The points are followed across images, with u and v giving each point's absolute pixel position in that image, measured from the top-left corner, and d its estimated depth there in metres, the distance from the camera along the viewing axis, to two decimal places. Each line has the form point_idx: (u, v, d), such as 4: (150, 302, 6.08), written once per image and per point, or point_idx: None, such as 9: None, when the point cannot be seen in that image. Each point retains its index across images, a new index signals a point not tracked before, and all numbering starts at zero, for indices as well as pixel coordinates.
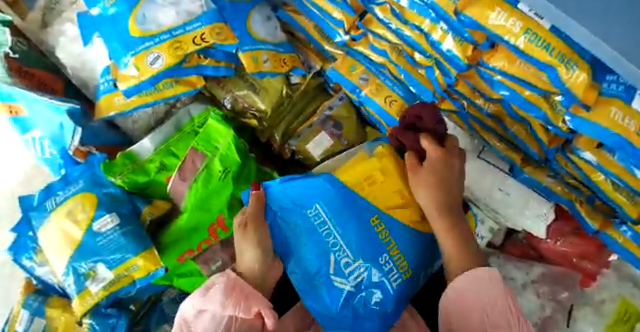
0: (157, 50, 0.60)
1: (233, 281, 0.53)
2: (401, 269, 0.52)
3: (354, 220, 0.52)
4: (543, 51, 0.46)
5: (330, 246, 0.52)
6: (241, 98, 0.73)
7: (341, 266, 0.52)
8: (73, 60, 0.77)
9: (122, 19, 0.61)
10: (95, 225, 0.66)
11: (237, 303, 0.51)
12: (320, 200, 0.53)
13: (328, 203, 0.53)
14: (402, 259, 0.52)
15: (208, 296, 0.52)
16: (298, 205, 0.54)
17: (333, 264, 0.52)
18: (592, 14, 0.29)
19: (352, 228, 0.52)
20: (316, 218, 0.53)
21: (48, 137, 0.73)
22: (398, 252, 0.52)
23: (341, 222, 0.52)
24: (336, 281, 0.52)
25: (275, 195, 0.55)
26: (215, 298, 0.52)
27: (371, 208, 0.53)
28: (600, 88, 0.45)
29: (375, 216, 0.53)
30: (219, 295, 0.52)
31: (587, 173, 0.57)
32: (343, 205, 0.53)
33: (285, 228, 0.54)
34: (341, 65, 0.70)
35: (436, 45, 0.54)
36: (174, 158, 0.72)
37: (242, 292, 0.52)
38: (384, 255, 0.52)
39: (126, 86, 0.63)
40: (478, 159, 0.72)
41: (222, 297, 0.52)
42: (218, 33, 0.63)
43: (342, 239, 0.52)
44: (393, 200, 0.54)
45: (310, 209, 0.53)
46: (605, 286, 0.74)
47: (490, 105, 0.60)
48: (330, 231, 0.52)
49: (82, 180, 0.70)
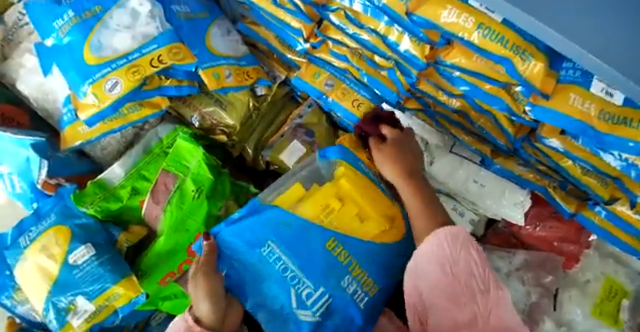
0: (115, 76, 0.60)
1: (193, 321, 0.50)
2: (366, 288, 0.54)
3: (311, 250, 0.52)
4: (497, 44, 0.46)
5: (289, 280, 0.51)
6: (209, 115, 0.73)
7: (303, 298, 0.51)
8: (35, 91, 0.76)
9: (77, 48, 0.60)
10: (71, 258, 0.65)
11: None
12: (273, 237, 0.53)
13: (281, 239, 0.53)
14: (366, 277, 0.54)
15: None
16: (249, 245, 0.52)
17: (295, 297, 0.51)
18: (552, 17, 0.30)
19: (309, 258, 0.52)
20: (271, 256, 0.52)
21: (15, 172, 0.71)
22: (361, 270, 0.54)
23: (297, 254, 0.52)
24: (301, 314, 0.51)
25: (226, 240, 0.53)
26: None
27: (328, 233, 0.54)
28: (558, 76, 0.47)
29: (332, 239, 0.54)
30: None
31: (555, 160, 0.59)
32: (294, 237, 0.53)
33: (242, 269, 0.52)
34: (305, 73, 0.69)
35: (394, 47, 0.54)
36: (146, 181, 0.71)
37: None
38: (346, 275, 0.53)
39: (86, 116, 0.62)
40: (450, 154, 0.72)
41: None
42: (175, 53, 0.62)
43: (300, 271, 0.51)
44: (354, 224, 0.56)
45: (264, 247, 0.52)
46: (588, 266, 0.75)
47: (455, 101, 0.60)
48: (287, 265, 0.52)
49: (54, 214, 0.68)
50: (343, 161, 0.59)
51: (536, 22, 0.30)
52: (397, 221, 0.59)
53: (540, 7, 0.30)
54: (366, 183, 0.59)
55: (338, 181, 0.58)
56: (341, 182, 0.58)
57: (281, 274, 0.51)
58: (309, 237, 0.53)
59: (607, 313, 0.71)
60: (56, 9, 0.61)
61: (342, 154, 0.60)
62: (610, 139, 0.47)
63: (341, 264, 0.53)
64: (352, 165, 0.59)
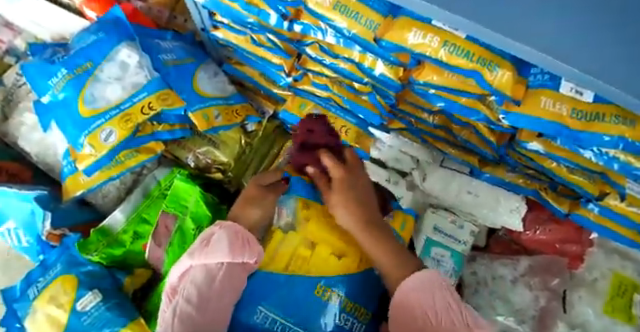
0: (109, 127, 0.63)
1: (206, 265, 0.51)
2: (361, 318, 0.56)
3: (301, 300, 0.55)
4: (464, 59, 0.49)
5: None
6: (203, 155, 0.74)
7: None
8: (35, 146, 0.79)
9: (72, 103, 0.63)
10: (79, 304, 0.66)
11: (248, 242, 0.52)
12: (263, 301, 0.54)
13: (270, 301, 0.54)
14: (359, 309, 0.56)
15: (212, 246, 0.51)
16: (244, 313, 0.54)
17: None
18: (505, 25, 0.32)
19: (301, 309, 0.54)
20: (266, 320, 0.54)
21: (21, 227, 0.74)
22: (352, 304, 0.56)
23: (290, 312, 0.54)
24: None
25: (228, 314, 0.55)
26: (221, 246, 0.51)
27: (314, 280, 0.56)
28: (527, 82, 0.50)
29: (319, 285, 0.55)
30: (225, 244, 0.51)
31: (539, 162, 0.60)
32: (283, 296, 0.55)
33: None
34: (291, 105, 0.72)
35: (369, 72, 0.57)
36: (147, 224, 0.73)
37: (245, 239, 0.52)
38: (342, 315, 0.55)
39: (85, 165, 0.65)
40: (441, 168, 0.73)
41: (229, 247, 0.51)
42: (164, 99, 0.65)
43: (296, 324, 0.54)
44: (333, 264, 0.57)
45: (257, 313, 0.54)
46: (594, 264, 0.75)
47: (435, 117, 0.62)
48: (284, 325, 0.54)
49: (60, 264, 0.70)
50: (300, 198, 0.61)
51: (498, 34, 0.31)
52: None
53: (493, 17, 0.32)
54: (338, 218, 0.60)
55: (306, 225, 0.59)
56: (308, 227, 0.59)
57: None
58: (296, 290, 0.55)
59: (619, 310, 0.71)
60: (50, 67, 0.64)
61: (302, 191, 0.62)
62: (585, 136, 0.49)
63: (333, 305, 0.55)
64: (309, 198, 0.61)
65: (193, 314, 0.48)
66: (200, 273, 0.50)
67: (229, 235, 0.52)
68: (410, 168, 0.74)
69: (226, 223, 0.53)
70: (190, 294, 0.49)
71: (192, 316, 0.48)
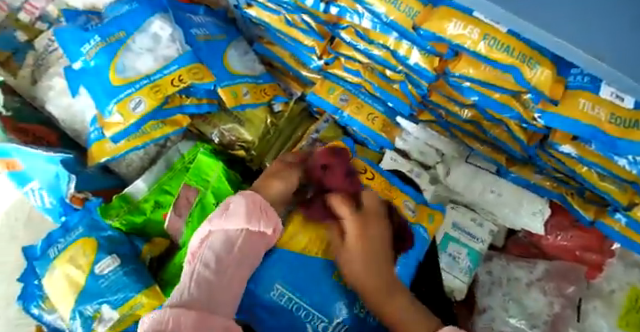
0: (138, 95, 0.63)
1: (225, 230, 0.46)
2: None
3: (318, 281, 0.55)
4: (504, 53, 0.47)
5: (303, 317, 0.54)
6: (228, 131, 0.74)
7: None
8: (62, 112, 0.80)
9: (103, 70, 0.64)
10: (98, 267, 0.68)
11: (264, 211, 0.50)
12: (281, 278, 0.54)
13: (288, 279, 0.54)
14: None
15: (230, 211, 0.48)
16: (260, 289, 0.54)
17: None
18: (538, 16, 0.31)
19: (316, 291, 0.54)
20: (282, 298, 0.54)
21: (45, 188, 0.75)
22: None
23: (307, 292, 0.54)
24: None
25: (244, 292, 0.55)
26: (239, 212, 0.48)
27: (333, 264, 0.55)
28: (566, 83, 0.48)
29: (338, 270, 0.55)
30: (243, 211, 0.48)
31: (570, 166, 0.58)
32: (300, 275, 0.55)
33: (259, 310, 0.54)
34: (319, 89, 0.71)
35: (404, 60, 0.56)
36: (168, 195, 0.74)
37: (261, 208, 0.50)
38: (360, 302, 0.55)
39: (112, 132, 0.66)
40: (465, 164, 0.71)
41: (246, 212, 0.48)
42: (195, 73, 0.65)
43: (312, 307, 0.54)
44: None
45: (273, 290, 0.54)
46: (613, 275, 0.73)
47: (467, 111, 0.61)
48: (300, 304, 0.54)
49: (82, 226, 0.71)
50: None
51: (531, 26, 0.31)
52: None
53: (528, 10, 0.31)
54: None
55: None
56: None
57: (295, 313, 0.54)
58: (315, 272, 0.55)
59: (634, 325, 0.69)
60: (83, 35, 0.65)
61: None
62: (622, 143, 0.47)
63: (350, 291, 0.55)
64: None
65: (211, 278, 0.42)
66: (220, 235, 0.46)
67: (247, 203, 0.49)
68: (434, 162, 0.73)
69: (244, 194, 0.51)
70: (208, 258, 0.43)
71: (209, 280, 0.42)
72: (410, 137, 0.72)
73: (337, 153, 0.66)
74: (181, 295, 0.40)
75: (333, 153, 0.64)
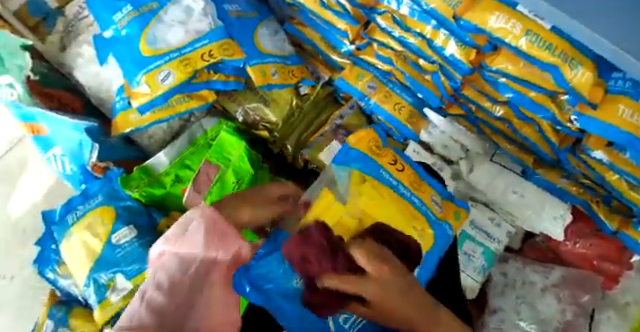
0: (168, 68, 0.63)
1: (178, 254, 0.47)
2: None
3: None
4: (545, 51, 0.46)
5: None
6: (252, 110, 0.74)
7: (341, 322, 0.52)
8: (90, 79, 0.81)
9: (134, 40, 0.63)
10: (114, 237, 0.69)
11: (223, 233, 0.51)
12: None
13: None
14: None
15: (187, 237, 0.49)
16: (283, 273, 0.50)
17: (333, 323, 0.52)
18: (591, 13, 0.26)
19: None
20: (306, 286, 0.50)
21: (68, 155, 0.76)
22: None
23: None
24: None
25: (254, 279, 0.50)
26: (196, 240, 0.49)
27: None
28: (606, 87, 0.46)
29: None
30: (200, 239, 0.49)
31: (600, 172, 0.57)
32: None
33: (279, 298, 0.50)
34: (348, 74, 0.70)
35: (440, 51, 0.54)
36: (189, 170, 0.73)
37: (221, 232, 0.51)
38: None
39: (139, 103, 0.65)
40: (490, 162, 0.70)
41: (204, 239, 0.49)
42: (226, 49, 0.65)
43: None
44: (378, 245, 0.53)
45: (297, 278, 0.50)
46: (630, 288, 0.72)
47: (499, 108, 0.59)
48: None
49: (101, 195, 0.73)
50: (352, 170, 0.58)
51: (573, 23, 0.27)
52: (420, 219, 0.57)
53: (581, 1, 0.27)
54: (392, 196, 0.57)
55: (358, 199, 0.55)
56: (359, 202, 0.55)
57: None
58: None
59: None
60: (116, 3, 0.65)
61: (355, 162, 0.59)
62: None
63: None
64: (364, 172, 0.58)
65: (162, 301, 0.43)
66: (174, 258, 0.47)
67: (208, 227, 0.50)
68: (458, 158, 0.70)
69: (203, 211, 0.51)
70: (161, 280, 0.45)
71: (161, 304, 0.43)
72: (436, 130, 0.70)
73: (365, 144, 0.60)
74: (131, 320, 0.41)
75: (366, 141, 0.61)
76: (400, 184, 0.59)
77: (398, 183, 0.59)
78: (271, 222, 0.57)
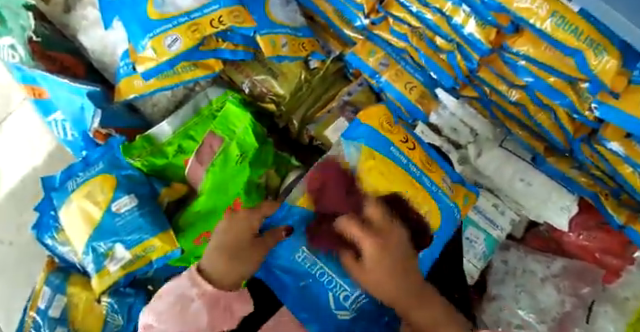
0: (175, 33, 0.61)
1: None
2: None
3: None
4: (570, 35, 0.43)
5: (325, 284, 0.54)
6: (260, 83, 0.72)
7: (340, 299, 0.54)
8: (95, 43, 0.78)
9: (142, 2, 0.62)
10: (114, 206, 0.68)
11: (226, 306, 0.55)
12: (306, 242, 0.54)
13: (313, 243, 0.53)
14: None
15: (189, 319, 0.52)
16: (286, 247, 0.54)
17: (333, 300, 0.54)
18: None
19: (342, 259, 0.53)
20: (306, 262, 0.54)
21: (69, 120, 0.76)
22: None
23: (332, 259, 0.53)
24: (339, 313, 0.54)
25: None
26: (201, 319, 0.52)
27: None
28: (630, 76, 0.43)
29: None
30: (206, 319, 0.53)
31: (614, 165, 0.55)
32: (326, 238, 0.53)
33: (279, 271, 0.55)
34: (360, 50, 0.68)
35: (458, 29, 0.52)
36: (192, 141, 0.71)
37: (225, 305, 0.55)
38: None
39: (144, 69, 0.64)
40: (499, 148, 0.68)
41: (208, 318, 0.53)
42: (235, 16, 0.62)
43: (336, 275, 0.53)
44: None
45: (298, 253, 0.54)
46: (631, 283, 0.70)
47: (515, 92, 0.57)
48: (323, 270, 0.53)
49: (102, 163, 0.72)
50: (362, 146, 0.55)
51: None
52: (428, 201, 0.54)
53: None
54: (402, 175, 0.54)
55: (367, 176, 0.53)
56: (367, 180, 0.53)
57: (319, 279, 0.54)
58: None
59: None
60: None
61: (363, 138, 0.56)
62: None
63: None
64: (374, 149, 0.55)
65: None
66: None
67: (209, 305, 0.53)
68: (466, 142, 0.69)
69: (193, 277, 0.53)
70: None
71: None
72: (446, 113, 0.69)
73: (376, 121, 0.58)
74: None
75: (377, 117, 0.59)
76: (411, 163, 0.56)
77: (409, 162, 0.56)
78: (249, 244, 0.53)
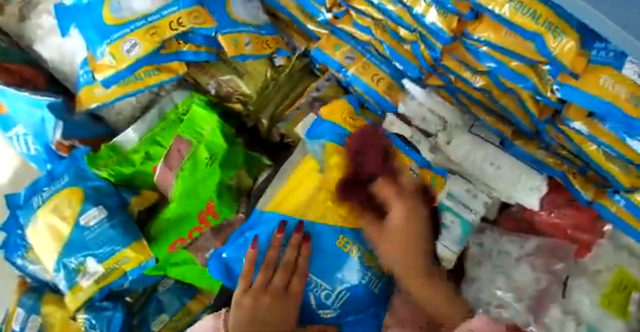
0: (134, 38, 0.59)
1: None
2: (377, 273, 0.57)
3: (324, 246, 0.55)
4: (529, 19, 0.44)
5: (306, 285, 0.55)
6: (225, 82, 0.71)
7: (323, 298, 0.55)
8: (53, 52, 0.75)
9: (96, 7, 0.59)
10: (83, 219, 0.66)
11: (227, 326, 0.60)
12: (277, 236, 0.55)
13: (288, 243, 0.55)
14: (379, 266, 0.56)
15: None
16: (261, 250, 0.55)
17: (316, 298, 0.56)
18: None
19: (320, 257, 0.55)
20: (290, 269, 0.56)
21: (30, 133, 0.73)
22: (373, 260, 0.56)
23: (314, 262, 0.55)
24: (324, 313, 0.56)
25: (234, 258, 0.55)
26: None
27: (335, 231, 0.55)
28: (589, 57, 0.45)
29: (340, 237, 0.55)
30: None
31: (578, 144, 0.57)
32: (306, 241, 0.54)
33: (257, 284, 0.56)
34: (325, 44, 0.68)
35: (420, 19, 0.52)
36: (159, 147, 0.69)
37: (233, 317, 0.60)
38: (356, 268, 0.55)
39: (103, 76, 0.62)
40: (468, 133, 0.69)
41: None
42: (195, 17, 0.61)
43: (316, 275, 0.55)
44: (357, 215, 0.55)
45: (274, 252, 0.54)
46: (601, 255, 0.72)
47: (479, 79, 0.58)
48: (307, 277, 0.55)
49: (68, 176, 0.69)
50: (329, 142, 0.57)
51: None
52: None
53: None
54: None
55: (335, 172, 0.55)
56: (334, 177, 0.55)
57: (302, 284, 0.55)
58: (321, 244, 0.55)
59: (616, 305, 0.68)
60: None
61: (332, 134, 0.58)
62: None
63: (353, 259, 0.55)
64: (341, 145, 0.57)
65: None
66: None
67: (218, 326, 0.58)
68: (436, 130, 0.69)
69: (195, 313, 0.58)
70: None
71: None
72: (414, 102, 0.67)
73: (338, 116, 0.59)
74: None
75: (339, 112, 0.59)
76: None
77: None
78: (262, 291, 0.53)
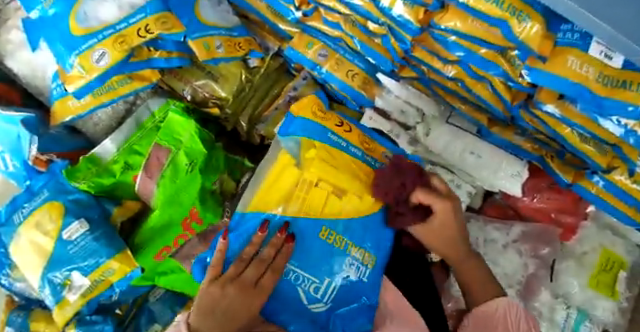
0: (102, 47, 0.59)
1: None
2: (366, 262, 0.54)
3: (306, 241, 0.52)
4: (493, 6, 0.44)
5: (292, 281, 0.52)
6: (200, 88, 0.71)
7: (312, 293, 0.52)
8: (24, 67, 0.75)
9: (62, 19, 0.59)
10: (65, 233, 0.65)
11: None
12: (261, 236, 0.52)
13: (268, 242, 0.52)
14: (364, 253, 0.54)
15: None
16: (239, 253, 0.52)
17: (304, 295, 0.52)
18: None
19: (307, 251, 0.52)
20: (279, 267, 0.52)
21: (7, 151, 0.72)
22: (359, 247, 0.54)
23: (299, 258, 0.52)
24: (313, 307, 0.52)
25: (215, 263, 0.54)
26: None
27: (317, 223, 0.53)
28: (555, 39, 0.46)
29: (323, 229, 0.53)
30: None
31: (553, 127, 0.57)
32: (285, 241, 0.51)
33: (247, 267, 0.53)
34: (298, 43, 0.67)
35: (387, 12, 0.51)
36: (139, 155, 0.69)
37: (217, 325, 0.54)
38: (345, 259, 0.53)
39: (75, 88, 0.61)
40: (446, 124, 0.70)
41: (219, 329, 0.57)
42: (163, 22, 0.61)
43: (301, 269, 0.52)
44: (334, 204, 0.54)
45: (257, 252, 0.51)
46: (586, 237, 0.74)
47: (451, 68, 0.58)
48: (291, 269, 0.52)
49: (47, 190, 0.68)
50: (302, 137, 0.57)
51: None
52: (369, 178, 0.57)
53: None
54: (349, 160, 0.57)
55: (311, 166, 0.54)
56: (311, 168, 0.54)
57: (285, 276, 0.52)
58: (305, 245, 0.52)
59: (603, 285, 0.71)
60: None
61: (306, 130, 0.57)
62: (609, 103, 0.46)
63: (340, 251, 0.53)
64: (315, 139, 0.57)
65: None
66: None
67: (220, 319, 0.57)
68: (414, 122, 0.70)
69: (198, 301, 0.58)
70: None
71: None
72: (390, 96, 0.69)
73: (309, 111, 0.59)
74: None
75: (310, 107, 0.60)
76: (351, 145, 0.58)
77: (349, 144, 0.58)
78: (231, 280, 0.49)
